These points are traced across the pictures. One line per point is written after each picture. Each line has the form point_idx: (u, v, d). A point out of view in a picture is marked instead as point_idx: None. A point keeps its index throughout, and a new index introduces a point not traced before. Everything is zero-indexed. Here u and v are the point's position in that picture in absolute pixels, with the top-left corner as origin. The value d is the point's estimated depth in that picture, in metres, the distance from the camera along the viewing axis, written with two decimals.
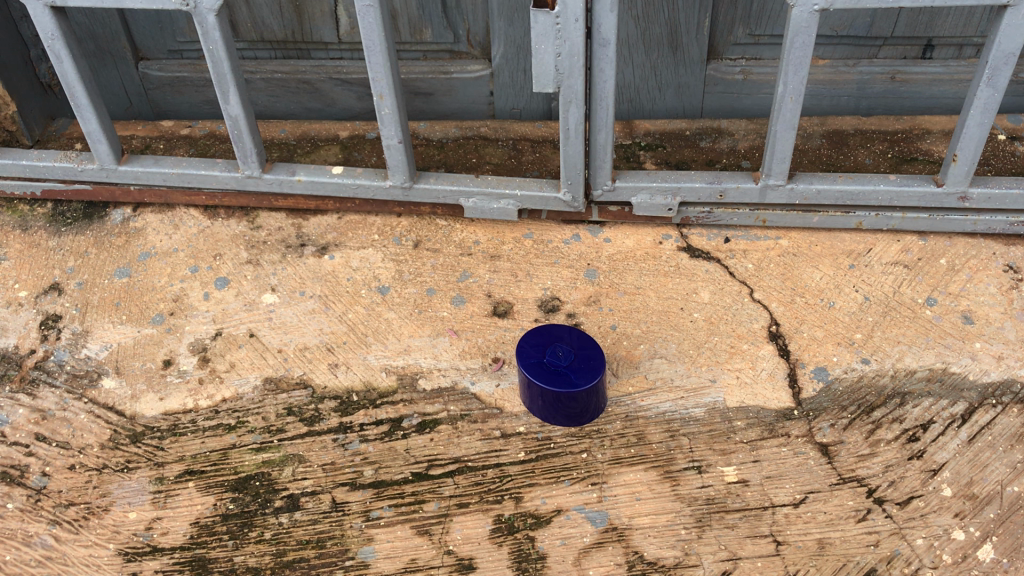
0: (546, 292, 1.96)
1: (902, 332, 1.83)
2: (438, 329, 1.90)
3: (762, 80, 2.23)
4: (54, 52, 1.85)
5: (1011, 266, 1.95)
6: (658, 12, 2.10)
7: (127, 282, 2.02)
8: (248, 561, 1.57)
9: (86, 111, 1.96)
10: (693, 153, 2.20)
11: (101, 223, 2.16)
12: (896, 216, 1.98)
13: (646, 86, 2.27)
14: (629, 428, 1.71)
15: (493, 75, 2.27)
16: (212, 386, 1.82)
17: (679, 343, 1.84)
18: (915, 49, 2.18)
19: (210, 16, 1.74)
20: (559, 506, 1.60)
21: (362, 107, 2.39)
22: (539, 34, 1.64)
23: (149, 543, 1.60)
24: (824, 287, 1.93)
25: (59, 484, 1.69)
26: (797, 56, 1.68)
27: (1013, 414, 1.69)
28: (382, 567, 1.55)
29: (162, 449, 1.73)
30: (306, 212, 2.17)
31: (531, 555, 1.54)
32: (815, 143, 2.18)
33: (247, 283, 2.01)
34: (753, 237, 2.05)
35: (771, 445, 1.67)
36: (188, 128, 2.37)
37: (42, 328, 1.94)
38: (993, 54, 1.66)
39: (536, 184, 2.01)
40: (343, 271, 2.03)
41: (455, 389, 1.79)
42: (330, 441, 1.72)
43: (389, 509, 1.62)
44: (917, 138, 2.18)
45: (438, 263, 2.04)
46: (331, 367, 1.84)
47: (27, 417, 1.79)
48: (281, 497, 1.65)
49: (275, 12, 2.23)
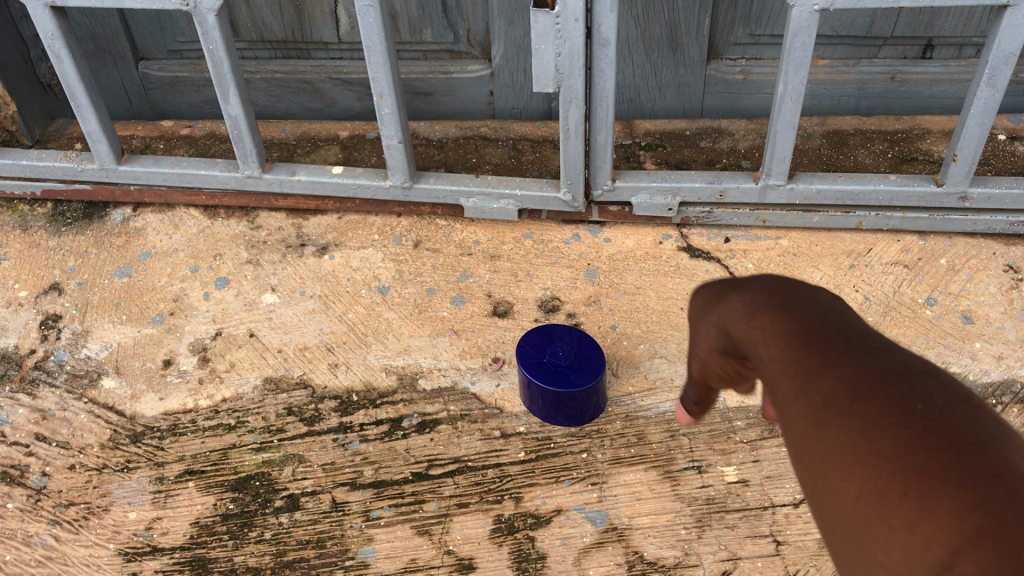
0: (546, 292, 1.95)
1: (902, 332, 1.83)
2: (437, 329, 1.90)
3: (762, 80, 2.23)
4: (54, 52, 1.85)
5: (1012, 266, 1.94)
6: (658, 11, 2.10)
7: (127, 282, 2.02)
8: (248, 561, 1.57)
9: (86, 111, 1.96)
10: (693, 153, 2.20)
11: (101, 223, 2.16)
12: (896, 216, 1.98)
13: (646, 86, 2.27)
14: (629, 428, 1.71)
15: (493, 75, 2.27)
16: (212, 386, 1.82)
17: (679, 344, 1.84)
18: (915, 48, 2.18)
19: (210, 16, 1.74)
20: (559, 506, 1.60)
21: (362, 108, 2.39)
22: (539, 34, 1.64)
23: (149, 543, 1.60)
24: (824, 287, 1.93)
25: (59, 484, 1.69)
26: (797, 56, 1.68)
27: (1013, 414, 1.68)
28: (382, 567, 1.55)
29: (162, 449, 1.73)
30: (306, 212, 2.17)
31: (530, 555, 1.54)
32: (815, 143, 2.18)
33: (247, 283, 2.01)
34: (753, 237, 2.04)
35: (771, 445, 1.67)
36: (188, 128, 2.37)
37: (42, 328, 1.94)
38: (993, 55, 1.66)
39: (535, 184, 2.01)
40: (343, 271, 2.03)
41: (455, 389, 1.79)
42: (330, 441, 1.72)
43: (389, 509, 1.62)
44: (918, 138, 2.18)
45: (438, 263, 2.03)
46: (331, 367, 1.84)
47: (27, 417, 1.79)
48: (281, 497, 1.65)
49: (275, 12, 2.23)
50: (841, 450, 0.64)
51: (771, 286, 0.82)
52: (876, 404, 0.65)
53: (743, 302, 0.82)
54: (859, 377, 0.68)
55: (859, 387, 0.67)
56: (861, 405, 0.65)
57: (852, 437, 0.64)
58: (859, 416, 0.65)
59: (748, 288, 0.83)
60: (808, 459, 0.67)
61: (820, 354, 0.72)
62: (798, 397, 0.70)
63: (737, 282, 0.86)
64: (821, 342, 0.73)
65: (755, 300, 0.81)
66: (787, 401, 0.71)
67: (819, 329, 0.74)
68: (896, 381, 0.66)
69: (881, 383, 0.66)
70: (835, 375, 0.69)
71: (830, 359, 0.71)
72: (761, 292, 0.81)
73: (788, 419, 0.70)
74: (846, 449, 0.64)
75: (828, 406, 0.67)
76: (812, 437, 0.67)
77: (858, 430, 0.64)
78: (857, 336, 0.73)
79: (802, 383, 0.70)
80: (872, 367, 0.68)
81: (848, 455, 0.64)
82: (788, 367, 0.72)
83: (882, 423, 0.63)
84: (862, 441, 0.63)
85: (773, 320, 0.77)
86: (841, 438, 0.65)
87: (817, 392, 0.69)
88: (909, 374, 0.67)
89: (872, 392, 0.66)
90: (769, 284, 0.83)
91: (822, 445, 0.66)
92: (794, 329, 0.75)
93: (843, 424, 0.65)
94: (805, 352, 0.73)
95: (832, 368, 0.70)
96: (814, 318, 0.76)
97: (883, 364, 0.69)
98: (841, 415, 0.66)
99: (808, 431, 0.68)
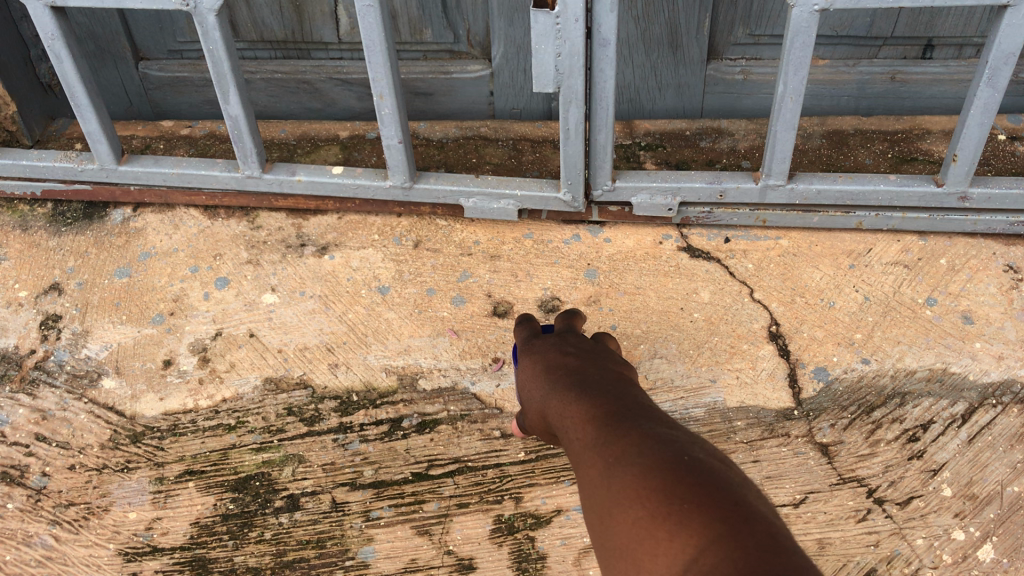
0: (546, 292, 1.95)
1: (902, 332, 1.83)
2: (438, 329, 1.90)
3: (762, 81, 2.23)
4: (54, 52, 1.85)
5: (1011, 267, 1.94)
6: (658, 12, 2.10)
7: (127, 282, 2.02)
8: (249, 561, 1.58)
9: (86, 111, 1.96)
10: (693, 153, 2.20)
11: (101, 223, 2.16)
12: (896, 216, 1.98)
13: (646, 86, 2.27)
14: None
15: (493, 75, 2.28)
16: (212, 386, 1.82)
17: (679, 344, 1.84)
18: (915, 48, 2.18)
19: (210, 16, 1.74)
20: (559, 506, 1.61)
21: (362, 108, 2.39)
22: (539, 34, 1.64)
23: (149, 543, 1.60)
24: (824, 287, 1.93)
25: (59, 484, 1.69)
26: (797, 56, 1.68)
27: (1013, 414, 1.69)
28: (382, 567, 1.55)
29: (162, 449, 1.73)
30: (307, 211, 2.17)
31: (530, 555, 1.55)
32: (814, 143, 2.18)
33: (247, 283, 2.01)
34: (753, 237, 2.05)
35: (771, 445, 1.67)
36: (188, 127, 2.37)
37: (42, 328, 1.94)
38: (993, 55, 1.66)
39: (535, 185, 2.01)
40: (343, 271, 2.03)
41: (455, 389, 1.79)
42: (330, 441, 1.72)
43: (389, 509, 1.62)
44: (918, 138, 2.18)
45: (438, 263, 2.03)
46: (331, 367, 1.84)
47: (27, 417, 1.79)
48: (281, 497, 1.65)
49: (275, 12, 2.22)
50: (624, 524, 0.75)
51: (591, 398, 0.98)
52: (653, 483, 0.76)
53: (569, 418, 0.98)
54: (643, 462, 0.80)
55: (643, 470, 0.79)
56: (643, 483, 0.77)
57: (634, 512, 0.75)
58: (639, 494, 0.76)
59: (576, 401, 0.99)
60: (603, 536, 0.78)
61: (620, 445, 0.84)
62: (597, 484, 0.82)
63: (570, 395, 1.02)
64: (622, 435, 0.86)
65: (580, 413, 0.96)
66: (589, 491, 0.84)
67: (622, 428, 0.88)
68: (677, 462, 0.78)
69: (662, 465, 0.78)
70: (626, 461, 0.81)
71: (624, 449, 0.83)
72: (583, 405, 0.97)
73: (591, 507, 0.83)
74: (628, 522, 0.75)
75: (617, 487, 0.79)
76: (606, 515, 0.78)
77: (637, 503, 0.75)
78: (653, 428, 0.86)
79: (601, 471, 0.83)
80: (657, 451, 0.81)
81: (627, 527, 0.74)
82: (591, 464, 0.86)
83: (655, 497, 0.74)
84: (637, 514, 0.74)
85: (591, 428, 0.91)
86: (625, 512, 0.76)
87: (608, 478, 0.81)
88: (688, 462, 0.78)
89: (653, 474, 0.77)
90: (592, 397, 0.99)
91: (614, 519, 0.77)
92: (603, 431, 0.89)
93: (626, 501, 0.77)
94: (607, 444, 0.86)
95: (624, 454, 0.82)
96: (623, 419, 0.90)
97: (666, 448, 0.81)
98: (627, 494, 0.77)
99: (603, 512, 0.79)
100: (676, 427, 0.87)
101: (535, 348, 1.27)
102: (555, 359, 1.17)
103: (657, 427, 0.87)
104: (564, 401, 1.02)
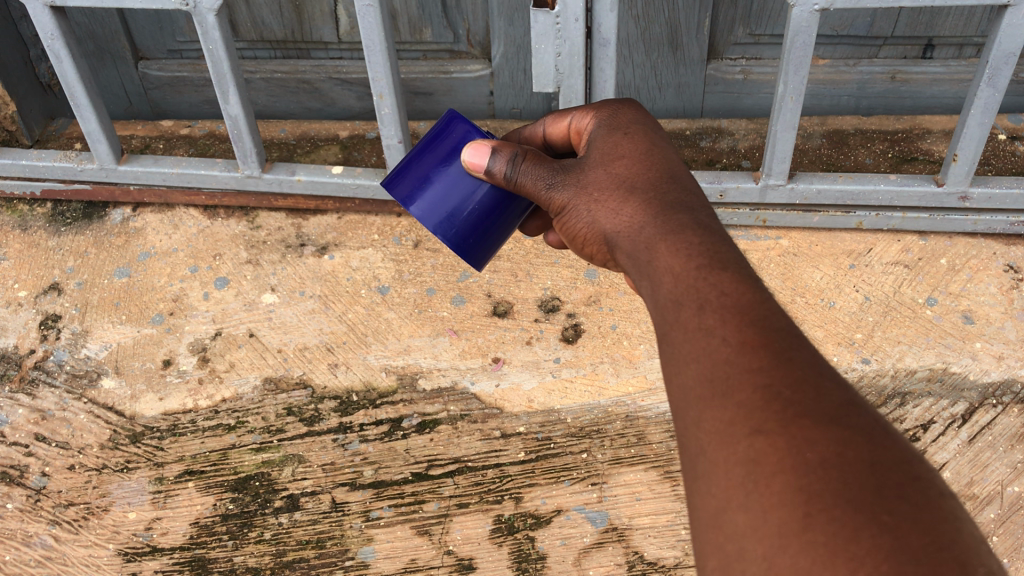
0: (546, 292, 1.94)
1: (902, 332, 1.83)
2: (437, 329, 1.89)
3: (762, 80, 2.23)
4: (54, 52, 1.85)
5: (1012, 267, 1.94)
6: (658, 11, 2.10)
7: (127, 282, 2.02)
8: (248, 561, 1.58)
9: (86, 111, 1.95)
10: (693, 152, 2.19)
11: (101, 223, 2.15)
12: (897, 216, 1.97)
13: (646, 86, 2.27)
14: (629, 428, 1.71)
15: (493, 75, 2.27)
16: (211, 386, 1.82)
17: None
18: (915, 49, 2.18)
19: (210, 16, 1.74)
20: (559, 505, 1.61)
21: (361, 108, 2.39)
22: (539, 34, 1.63)
23: (149, 543, 1.60)
24: (824, 287, 1.92)
25: (59, 484, 1.69)
26: (797, 55, 1.68)
27: (1013, 414, 1.69)
28: (382, 567, 1.56)
29: (162, 449, 1.73)
30: (306, 211, 2.15)
31: (530, 555, 1.55)
32: (815, 143, 2.17)
33: (247, 283, 2.00)
34: (753, 237, 2.03)
35: None
36: (188, 128, 2.37)
37: (42, 328, 1.94)
38: (992, 55, 1.66)
39: None
40: (343, 271, 2.02)
41: (455, 389, 1.79)
42: (330, 441, 1.72)
43: (388, 509, 1.62)
44: (918, 138, 2.18)
45: (438, 263, 2.02)
46: (331, 367, 1.84)
47: (27, 417, 1.79)
48: (281, 497, 1.65)
49: (275, 12, 2.22)
50: (770, 546, 0.66)
51: (758, 305, 0.83)
52: (853, 526, 0.64)
53: (708, 306, 0.84)
54: (850, 489, 0.66)
55: (844, 493, 0.66)
56: (832, 512, 0.65)
57: (797, 548, 0.65)
58: (819, 526, 0.65)
59: (732, 287, 0.85)
60: (708, 508, 0.72)
61: (814, 426, 0.71)
62: (742, 446, 0.72)
63: (708, 275, 0.87)
64: (817, 410, 0.72)
65: (727, 310, 0.83)
66: (719, 434, 0.74)
67: (832, 406, 0.73)
68: (907, 524, 0.63)
69: (881, 506, 0.64)
70: (819, 460, 0.69)
71: (821, 437, 0.70)
72: (737, 304, 0.83)
73: (710, 453, 0.74)
74: (781, 550, 0.66)
75: (783, 485, 0.68)
76: (732, 505, 0.71)
77: (804, 535, 0.65)
78: (874, 430, 0.71)
79: (759, 441, 0.72)
80: (881, 480, 0.66)
81: (766, 556, 0.66)
82: (744, 406, 0.74)
83: (846, 551, 0.63)
84: (798, 557, 0.64)
85: (762, 353, 0.78)
86: (775, 532, 0.67)
87: (779, 460, 0.70)
88: (897, 478, 0.67)
89: (860, 512, 0.64)
90: (760, 306, 0.83)
91: (743, 522, 0.69)
92: (784, 379, 0.75)
93: (792, 519, 0.66)
94: (781, 383, 0.75)
95: (808, 409, 0.72)
96: (818, 377, 0.76)
97: (895, 483, 0.66)
98: (805, 517, 0.66)
99: (729, 495, 0.71)
100: (908, 445, 0.71)
101: (646, 166, 1.10)
102: (670, 210, 1.01)
103: (881, 429, 0.71)
104: (688, 286, 0.87)
